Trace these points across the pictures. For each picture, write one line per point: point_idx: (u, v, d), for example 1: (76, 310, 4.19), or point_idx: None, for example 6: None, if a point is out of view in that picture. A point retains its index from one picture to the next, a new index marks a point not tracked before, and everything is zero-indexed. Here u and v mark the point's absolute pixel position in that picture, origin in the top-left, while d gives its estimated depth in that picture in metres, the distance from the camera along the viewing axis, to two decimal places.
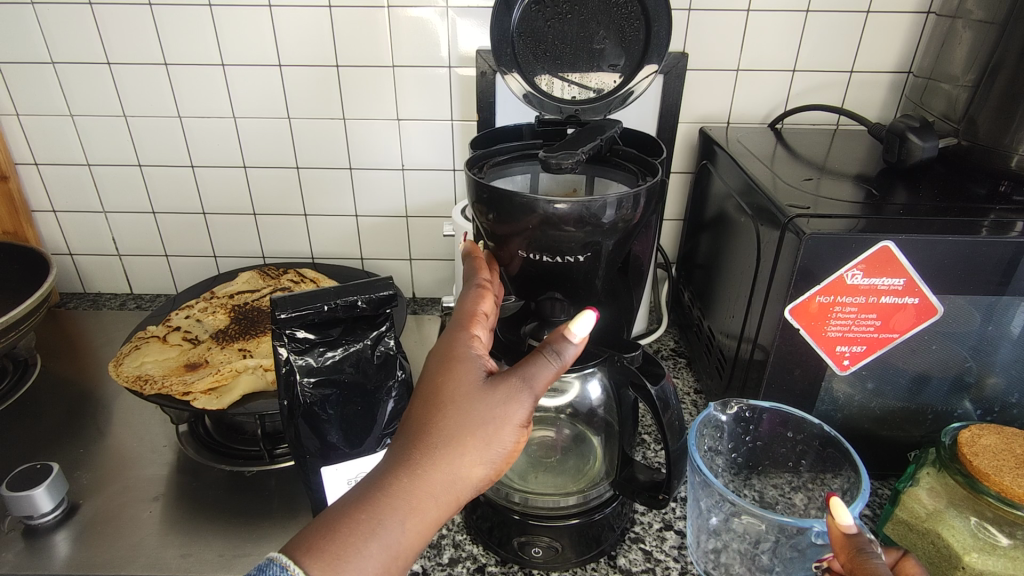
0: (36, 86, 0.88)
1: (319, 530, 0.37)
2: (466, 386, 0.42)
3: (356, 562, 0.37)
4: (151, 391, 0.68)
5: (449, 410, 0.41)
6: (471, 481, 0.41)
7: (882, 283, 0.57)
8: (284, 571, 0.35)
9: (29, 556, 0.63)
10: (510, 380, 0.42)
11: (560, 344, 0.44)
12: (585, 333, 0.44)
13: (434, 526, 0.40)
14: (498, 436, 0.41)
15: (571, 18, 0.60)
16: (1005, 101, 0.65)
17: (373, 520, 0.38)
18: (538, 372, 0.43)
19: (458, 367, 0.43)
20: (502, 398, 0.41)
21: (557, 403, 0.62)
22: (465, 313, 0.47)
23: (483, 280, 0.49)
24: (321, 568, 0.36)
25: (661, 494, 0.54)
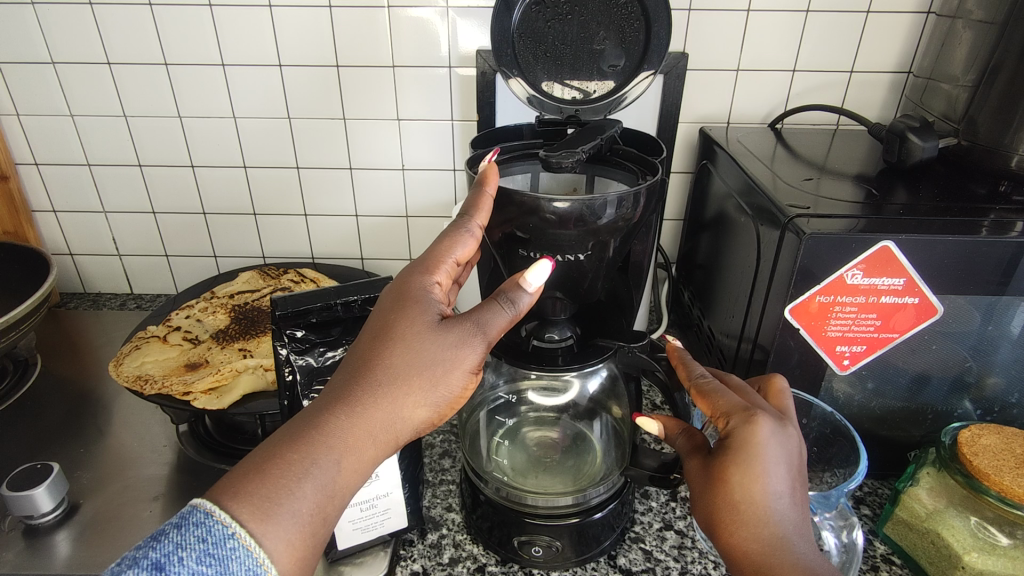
0: (36, 86, 0.88)
1: (247, 472, 0.37)
2: (415, 329, 0.42)
3: (287, 503, 0.37)
4: (151, 391, 0.68)
5: (399, 349, 0.41)
6: (412, 422, 0.42)
7: (882, 283, 0.57)
8: (208, 517, 0.35)
9: (29, 555, 0.63)
10: (463, 325, 0.43)
11: (514, 292, 0.45)
12: (539, 283, 0.46)
13: (371, 466, 0.41)
14: (446, 377, 0.42)
15: (572, 19, 0.60)
16: (1005, 101, 0.65)
17: (308, 460, 0.38)
18: (493, 320, 0.44)
19: (412, 309, 0.43)
20: (456, 340, 0.42)
21: (558, 402, 0.64)
22: (434, 256, 0.46)
23: (473, 230, 0.47)
24: (249, 511, 0.36)
25: (673, 473, 0.55)
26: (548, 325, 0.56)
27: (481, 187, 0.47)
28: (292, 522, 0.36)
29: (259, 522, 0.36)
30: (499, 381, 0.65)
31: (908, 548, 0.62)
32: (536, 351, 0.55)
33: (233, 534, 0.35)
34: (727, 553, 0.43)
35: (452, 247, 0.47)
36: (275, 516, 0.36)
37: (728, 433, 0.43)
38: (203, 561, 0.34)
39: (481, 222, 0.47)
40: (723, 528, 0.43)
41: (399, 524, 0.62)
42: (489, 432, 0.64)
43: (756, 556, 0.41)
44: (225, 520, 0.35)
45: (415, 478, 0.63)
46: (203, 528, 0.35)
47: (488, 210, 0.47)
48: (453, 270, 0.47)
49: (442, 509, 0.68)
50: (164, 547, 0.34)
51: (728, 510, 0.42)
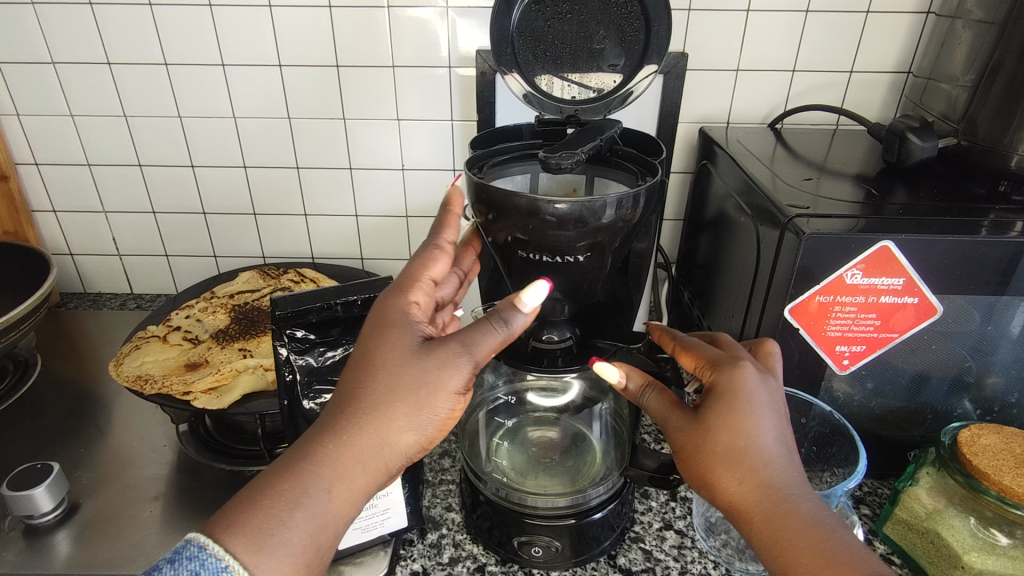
0: (36, 87, 0.88)
1: (241, 504, 0.38)
2: (395, 354, 0.42)
3: (280, 535, 0.38)
4: (151, 391, 0.68)
5: (379, 375, 0.42)
6: (400, 447, 0.43)
7: (881, 283, 0.57)
8: (202, 550, 0.36)
9: (29, 556, 0.63)
10: (446, 348, 0.42)
11: (509, 313, 0.45)
12: (534, 304, 0.45)
13: (363, 493, 0.42)
14: (429, 401, 0.42)
15: (571, 18, 0.60)
16: (1004, 102, 0.65)
17: (298, 491, 0.39)
18: (482, 341, 0.43)
19: (392, 336, 0.43)
20: (439, 362, 0.42)
21: (557, 402, 0.65)
22: (408, 277, 0.46)
23: (443, 245, 0.47)
24: (242, 543, 0.37)
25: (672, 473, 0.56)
26: (548, 326, 0.55)
27: (447, 209, 0.49)
28: (285, 553, 0.38)
29: (251, 555, 0.37)
30: (499, 381, 0.66)
31: (908, 548, 0.62)
32: (536, 352, 0.55)
33: (225, 567, 0.36)
34: (726, 503, 0.44)
35: (427, 265, 0.46)
36: (266, 548, 0.37)
37: (720, 382, 0.46)
38: None
39: (450, 239, 0.48)
40: (719, 478, 0.44)
41: (399, 524, 0.62)
42: (489, 433, 0.64)
43: (755, 506, 0.42)
44: (219, 553, 0.36)
45: (415, 478, 0.63)
46: (196, 562, 0.36)
47: (454, 228, 0.49)
48: (431, 290, 0.47)
49: (441, 509, 0.68)
50: None
51: (725, 461, 0.44)
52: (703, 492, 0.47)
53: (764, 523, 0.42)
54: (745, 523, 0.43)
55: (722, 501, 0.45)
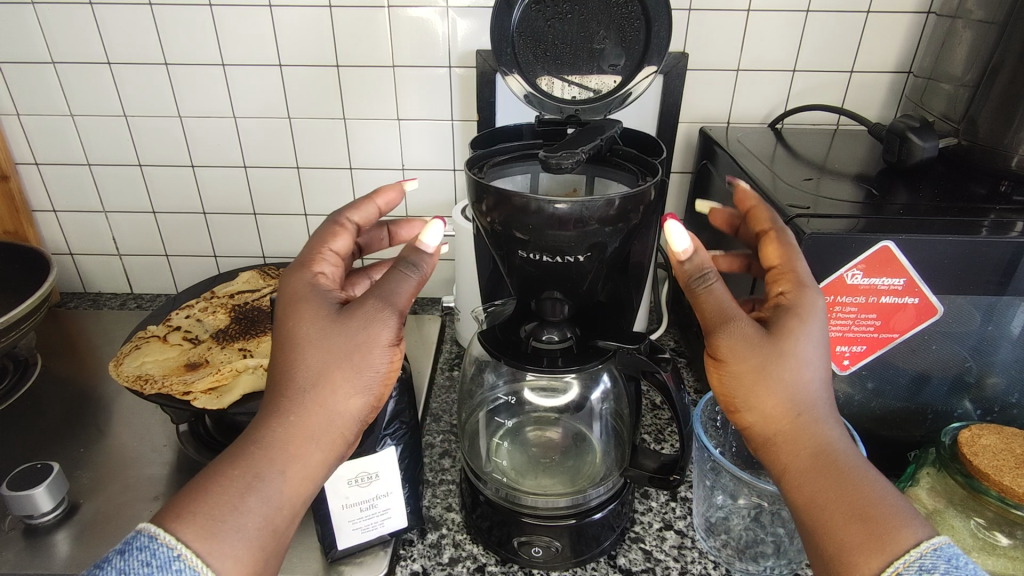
0: (36, 86, 0.88)
1: (192, 493, 0.38)
2: (317, 324, 0.43)
3: (233, 522, 0.38)
4: (152, 391, 0.68)
5: (306, 349, 0.43)
6: (349, 414, 0.44)
7: (881, 283, 0.57)
8: (152, 540, 0.36)
9: (29, 555, 0.63)
10: (365, 307, 0.43)
11: (415, 256, 0.45)
12: (437, 242, 0.46)
13: (318, 468, 0.42)
14: (365, 360, 0.43)
15: (571, 18, 0.60)
16: (1005, 102, 0.65)
17: (250, 476, 0.39)
18: (398, 289, 0.44)
19: (305, 310, 0.44)
20: (362, 323, 0.43)
21: (557, 402, 0.63)
22: (312, 254, 0.47)
23: (342, 224, 0.49)
24: (194, 531, 0.37)
25: (673, 475, 0.58)
26: (547, 326, 0.55)
27: (366, 198, 0.51)
28: (239, 538, 0.38)
29: (205, 541, 0.37)
30: (499, 382, 0.63)
31: None
32: (535, 352, 0.55)
33: (178, 556, 0.36)
34: (766, 430, 0.44)
35: (331, 242, 0.48)
36: (220, 534, 0.37)
37: (797, 302, 0.44)
38: None
39: (353, 219, 0.50)
40: (770, 409, 0.43)
41: (399, 525, 0.62)
42: (489, 433, 0.64)
43: (801, 439, 0.43)
44: (170, 542, 0.36)
45: (415, 478, 0.63)
46: (147, 552, 0.35)
47: (363, 211, 0.50)
48: (336, 265, 0.48)
49: (441, 509, 0.68)
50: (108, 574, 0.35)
51: (782, 390, 0.43)
52: (740, 417, 0.46)
53: (811, 461, 0.42)
54: (786, 456, 0.43)
55: (764, 431, 0.44)
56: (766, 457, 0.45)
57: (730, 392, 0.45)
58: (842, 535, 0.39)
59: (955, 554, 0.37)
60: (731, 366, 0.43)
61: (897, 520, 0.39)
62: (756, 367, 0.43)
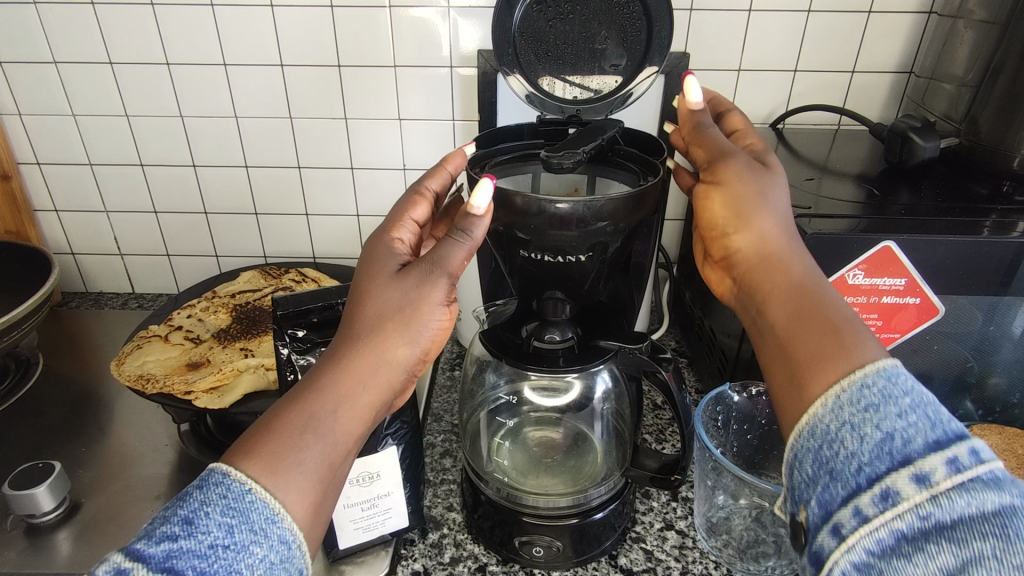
0: (38, 86, 0.89)
1: (257, 430, 0.37)
2: (381, 281, 0.43)
3: (297, 459, 0.36)
4: (153, 391, 0.68)
5: (367, 303, 0.42)
6: (400, 366, 0.42)
7: (882, 283, 0.57)
8: (226, 476, 0.35)
9: (30, 554, 0.63)
10: (419, 268, 0.43)
11: (467, 222, 0.44)
12: (487, 204, 0.43)
13: (369, 414, 0.40)
14: (418, 317, 0.42)
15: (573, 18, 0.60)
16: (1006, 102, 0.65)
17: (307, 413, 0.38)
18: (450, 255, 0.44)
19: (374, 268, 0.44)
20: (417, 282, 0.43)
21: (557, 402, 0.63)
22: (393, 219, 0.48)
23: (420, 190, 0.51)
24: (260, 469, 0.36)
25: (674, 475, 0.58)
26: (549, 326, 0.55)
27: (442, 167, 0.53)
28: (300, 473, 0.36)
29: (270, 478, 0.35)
30: (500, 382, 0.63)
31: None
32: (537, 352, 0.55)
33: (250, 489, 0.35)
34: (750, 249, 0.45)
35: (410, 209, 0.49)
36: (284, 470, 0.36)
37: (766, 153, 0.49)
38: (226, 514, 0.34)
39: (431, 186, 0.52)
40: (768, 234, 0.44)
41: (399, 525, 0.61)
42: (490, 432, 0.64)
43: (782, 257, 0.44)
44: (242, 477, 0.35)
45: (416, 478, 0.63)
46: (222, 485, 0.35)
47: (439, 178, 0.52)
48: (415, 231, 0.49)
49: (442, 509, 0.68)
50: (189, 505, 0.34)
51: (767, 211, 0.45)
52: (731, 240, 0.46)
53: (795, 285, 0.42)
54: (766, 281, 0.43)
55: (754, 256, 0.45)
56: (747, 286, 0.45)
57: (723, 217, 0.46)
58: (800, 348, 0.39)
59: (903, 376, 0.35)
60: (729, 184, 0.46)
61: (864, 341, 0.37)
62: (756, 192, 0.45)
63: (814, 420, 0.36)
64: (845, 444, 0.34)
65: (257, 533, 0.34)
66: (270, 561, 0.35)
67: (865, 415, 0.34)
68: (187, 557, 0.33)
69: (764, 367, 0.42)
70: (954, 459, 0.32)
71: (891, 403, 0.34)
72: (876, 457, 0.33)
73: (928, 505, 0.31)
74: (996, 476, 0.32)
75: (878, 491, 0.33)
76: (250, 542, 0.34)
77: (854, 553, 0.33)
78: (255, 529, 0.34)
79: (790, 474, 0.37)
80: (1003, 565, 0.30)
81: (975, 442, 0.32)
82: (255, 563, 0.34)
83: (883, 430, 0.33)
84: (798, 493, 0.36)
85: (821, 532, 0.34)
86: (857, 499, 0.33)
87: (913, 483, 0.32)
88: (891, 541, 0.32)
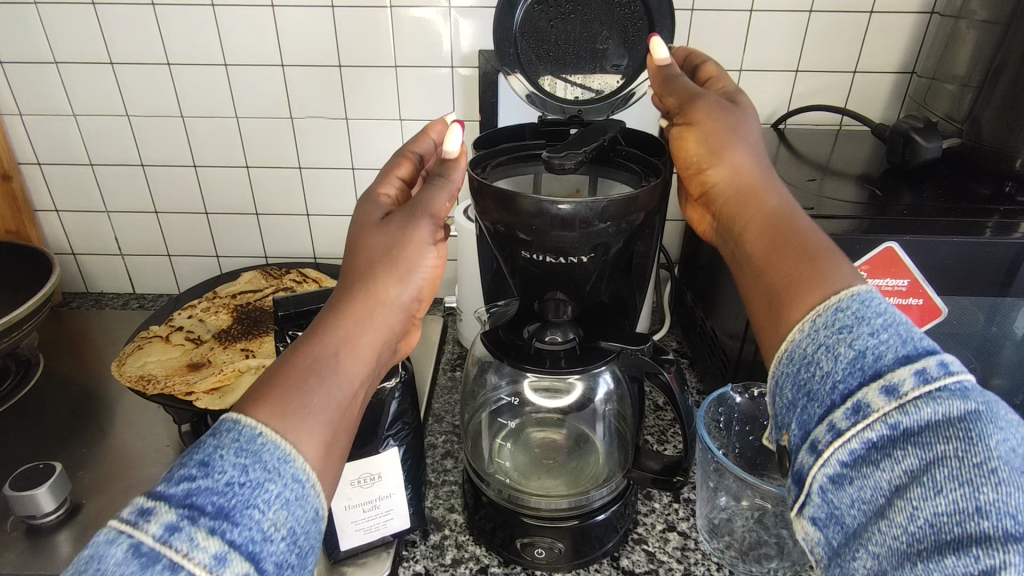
0: (40, 87, 0.88)
1: (263, 381, 0.35)
2: (370, 233, 0.43)
3: (306, 402, 0.35)
4: (154, 391, 0.68)
5: (360, 254, 0.42)
6: (399, 311, 0.42)
7: (885, 284, 0.57)
8: (237, 424, 0.33)
9: (31, 556, 0.63)
10: (404, 214, 0.43)
11: (443, 168, 0.45)
12: (459, 145, 0.45)
13: (372, 358, 0.40)
14: (410, 259, 0.42)
15: (574, 18, 0.61)
16: (1009, 102, 0.65)
17: (310, 358, 0.37)
18: (433, 198, 0.44)
19: (365, 225, 0.44)
20: (405, 225, 0.43)
21: (558, 403, 0.62)
22: (377, 184, 0.47)
23: (405, 154, 0.48)
24: (269, 414, 0.34)
25: (677, 477, 0.58)
26: (550, 326, 0.55)
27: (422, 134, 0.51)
28: (311, 416, 0.35)
29: (280, 421, 0.34)
30: (501, 382, 0.62)
31: None
32: (539, 353, 0.55)
33: (261, 433, 0.33)
34: (729, 183, 0.45)
35: (395, 171, 0.48)
36: (295, 414, 0.34)
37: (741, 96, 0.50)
38: (240, 457, 0.32)
39: (415, 151, 0.49)
40: (743, 164, 0.45)
41: (401, 526, 0.61)
42: (491, 434, 0.64)
43: (758, 187, 0.44)
44: (252, 423, 0.33)
45: (418, 479, 0.63)
46: (235, 431, 0.33)
47: (426, 143, 0.50)
48: (402, 191, 0.48)
49: (444, 510, 0.68)
50: (199, 453, 0.32)
51: (740, 143, 0.45)
52: (707, 174, 0.47)
53: (771, 212, 0.43)
54: (743, 212, 0.44)
55: (729, 187, 0.45)
56: (725, 217, 0.45)
57: (698, 154, 0.47)
58: (773, 273, 0.39)
59: (877, 300, 0.34)
60: (699, 124, 0.47)
61: (840, 264, 0.37)
62: (728, 125, 0.46)
63: (793, 345, 0.36)
64: (820, 364, 0.34)
65: (271, 470, 0.32)
66: (286, 498, 0.32)
67: (839, 335, 0.34)
68: (205, 495, 0.30)
69: (743, 298, 0.42)
70: (923, 370, 0.31)
71: (863, 323, 0.33)
72: (848, 373, 0.33)
73: (896, 414, 0.31)
74: (965, 387, 0.31)
75: (850, 405, 0.32)
76: (265, 480, 0.32)
77: (828, 466, 0.33)
78: (269, 469, 0.32)
79: (773, 402, 0.37)
80: (966, 464, 0.29)
81: (944, 355, 0.32)
82: (272, 500, 0.32)
83: (856, 347, 0.33)
84: (780, 419, 0.36)
85: (801, 451, 0.34)
86: (831, 415, 0.33)
87: (883, 394, 0.31)
88: (860, 451, 0.32)
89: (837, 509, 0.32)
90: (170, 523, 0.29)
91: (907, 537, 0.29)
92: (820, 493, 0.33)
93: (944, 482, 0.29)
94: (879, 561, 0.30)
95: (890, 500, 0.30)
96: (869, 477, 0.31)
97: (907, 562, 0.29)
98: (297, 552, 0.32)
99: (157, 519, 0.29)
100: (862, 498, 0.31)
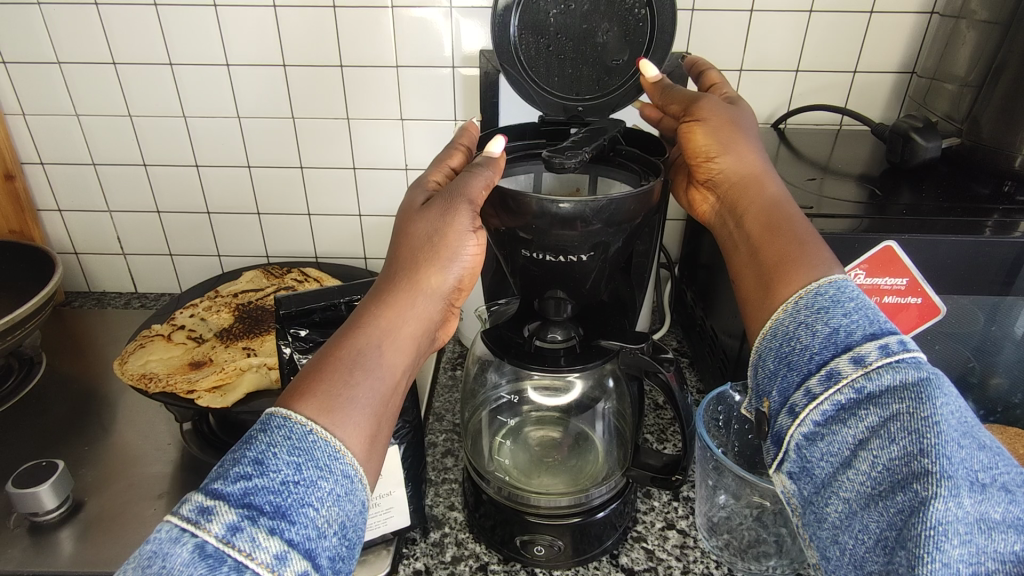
0: (42, 86, 0.89)
1: (310, 375, 0.37)
2: (411, 218, 0.45)
3: (350, 396, 0.37)
4: (156, 389, 0.69)
5: (402, 243, 0.45)
6: (435, 299, 0.44)
7: (883, 282, 0.57)
8: (286, 421, 0.35)
9: (34, 553, 0.64)
10: (442, 200, 0.45)
11: (486, 162, 0.48)
12: (501, 151, 0.49)
13: (413, 344, 0.42)
14: (445, 247, 0.44)
15: (574, 12, 0.60)
16: (1007, 102, 0.65)
17: (354, 351, 0.39)
18: (471, 186, 0.45)
19: (407, 210, 0.47)
20: (442, 213, 0.44)
21: (559, 402, 0.62)
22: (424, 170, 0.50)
23: (457, 144, 0.53)
24: (316, 409, 0.36)
25: (676, 476, 0.58)
26: (551, 325, 0.55)
27: (468, 129, 0.54)
28: (356, 410, 0.37)
29: (327, 416, 0.36)
30: (501, 381, 0.63)
31: None
32: (539, 352, 0.55)
33: (311, 431, 0.35)
34: (730, 171, 0.50)
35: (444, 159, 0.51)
36: (341, 408, 0.36)
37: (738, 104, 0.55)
38: (292, 455, 0.34)
39: (465, 141, 0.53)
40: (746, 157, 0.50)
41: (402, 523, 0.62)
42: (491, 431, 0.63)
43: (756, 177, 0.49)
44: (302, 420, 0.35)
45: (419, 477, 0.63)
46: (285, 429, 0.35)
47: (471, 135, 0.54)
48: (449, 176, 0.51)
49: (444, 508, 0.68)
50: (253, 450, 0.34)
51: (744, 138, 0.51)
52: (710, 163, 0.51)
53: (770, 198, 0.48)
54: (743, 197, 0.49)
55: (730, 174, 0.50)
56: (727, 200, 0.50)
57: (706, 143, 0.51)
58: (769, 252, 0.44)
59: (851, 287, 0.40)
60: (707, 119, 0.51)
61: (821, 250, 0.43)
62: (731, 122, 0.51)
63: (777, 322, 0.41)
64: (799, 340, 0.39)
65: (322, 468, 0.34)
66: (337, 495, 0.35)
67: (817, 314, 0.39)
68: (262, 494, 0.33)
69: (733, 274, 0.47)
70: (886, 345, 0.36)
71: (838, 305, 0.39)
72: (823, 345, 0.38)
73: (862, 379, 0.36)
74: (919, 359, 0.35)
75: (824, 372, 0.38)
76: (317, 478, 0.34)
77: (804, 425, 0.38)
78: (320, 466, 0.34)
79: (755, 372, 0.42)
80: (915, 418, 0.33)
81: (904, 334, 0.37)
82: (324, 497, 0.34)
83: (831, 324, 0.38)
84: (761, 388, 0.42)
85: (780, 415, 0.40)
86: (807, 382, 0.38)
87: (851, 364, 0.37)
88: (831, 412, 0.37)
89: (809, 462, 0.38)
90: (232, 523, 0.32)
91: (870, 481, 0.34)
92: (797, 451, 0.38)
93: (896, 432, 0.34)
94: (850, 503, 0.35)
95: (854, 452, 0.36)
96: (837, 434, 0.37)
97: (871, 502, 0.34)
98: (346, 542, 0.35)
99: (219, 519, 0.32)
100: (831, 452, 0.37)
